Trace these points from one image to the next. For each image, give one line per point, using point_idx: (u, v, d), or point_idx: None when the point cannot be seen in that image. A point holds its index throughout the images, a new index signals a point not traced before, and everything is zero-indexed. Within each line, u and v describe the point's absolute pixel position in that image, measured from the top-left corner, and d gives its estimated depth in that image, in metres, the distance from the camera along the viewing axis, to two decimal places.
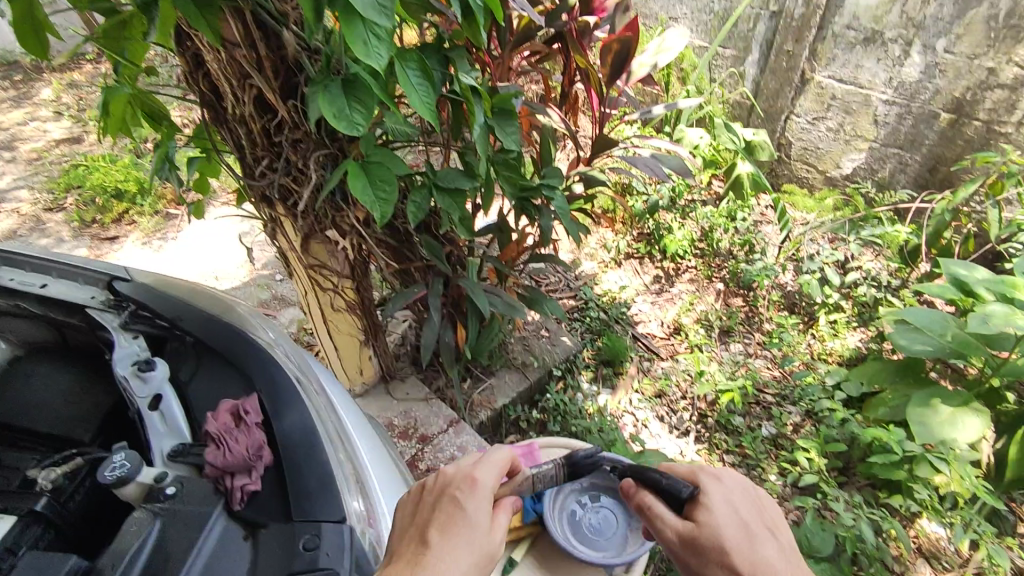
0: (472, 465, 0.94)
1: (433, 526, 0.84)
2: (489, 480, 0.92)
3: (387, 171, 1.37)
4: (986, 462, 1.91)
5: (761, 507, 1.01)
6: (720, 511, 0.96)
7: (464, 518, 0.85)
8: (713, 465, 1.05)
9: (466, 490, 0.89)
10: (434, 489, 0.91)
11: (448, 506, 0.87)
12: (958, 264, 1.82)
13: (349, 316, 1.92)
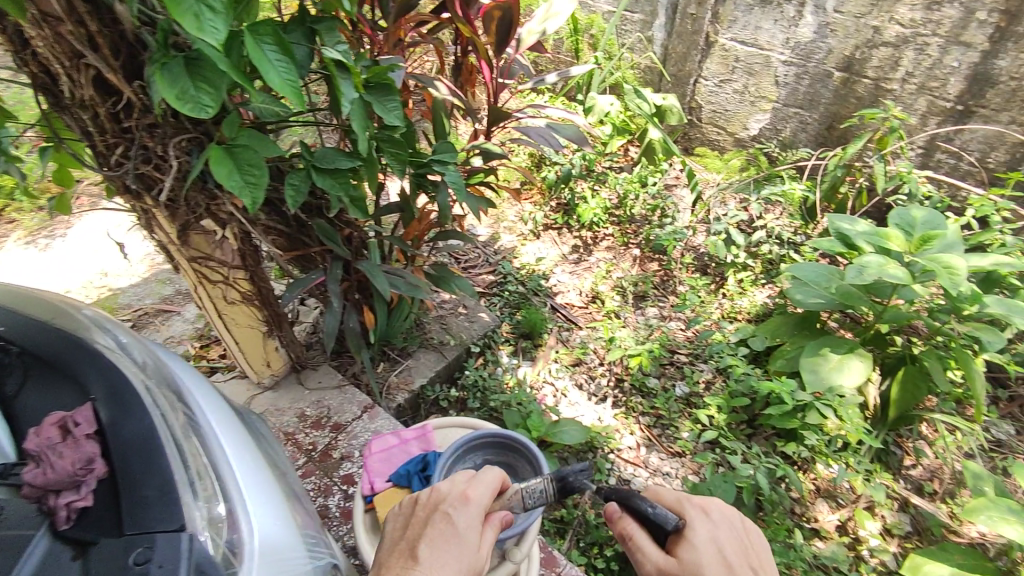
0: (464, 483, 1.05)
1: (424, 542, 0.96)
2: (479, 498, 1.03)
3: (255, 155, 1.27)
4: (873, 404, 2.07)
5: (747, 544, 1.07)
6: (704, 547, 1.03)
7: (455, 534, 0.97)
8: (703, 497, 1.12)
9: (456, 508, 1.00)
10: (428, 504, 1.03)
11: (440, 522, 0.99)
12: (844, 219, 1.93)
13: (247, 308, 1.84)
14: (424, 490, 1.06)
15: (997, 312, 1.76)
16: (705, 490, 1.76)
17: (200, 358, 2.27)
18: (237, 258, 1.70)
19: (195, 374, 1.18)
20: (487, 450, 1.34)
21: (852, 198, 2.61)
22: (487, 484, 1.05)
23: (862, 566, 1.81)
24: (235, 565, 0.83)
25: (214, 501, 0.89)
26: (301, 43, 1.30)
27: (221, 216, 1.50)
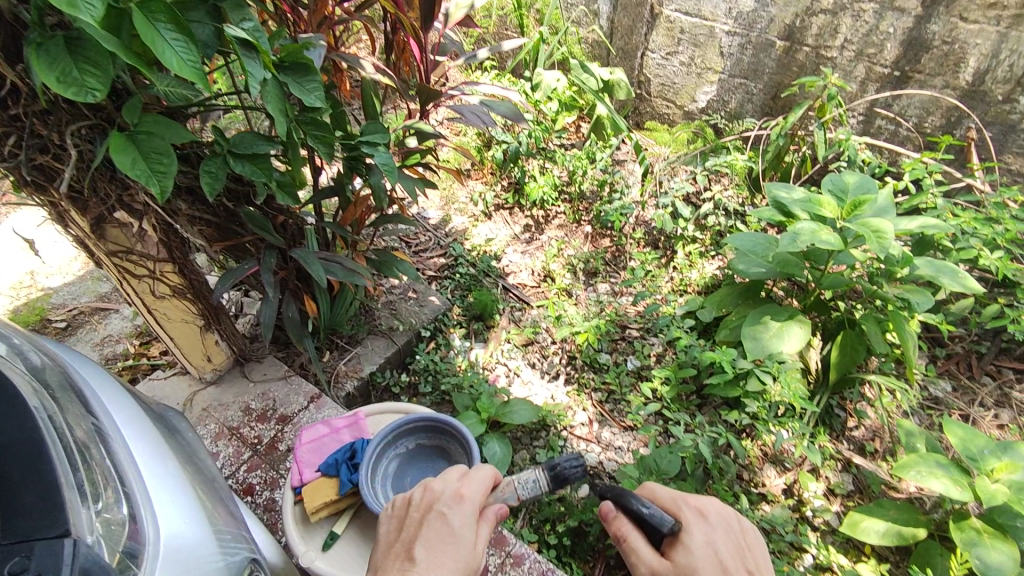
0: (457, 483, 1.09)
1: (421, 543, 0.99)
2: (473, 497, 1.07)
3: (160, 141, 1.16)
4: (815, 369, 2.12)
5: (739, 546, 1.10)
6: (699, 550, 1.05)
7: (450, 532, 1.01)
8: (697, 500, 1.15)
9: (452, 509, 1.04)
10: (422, 505, 1.06)
11: (436, 521, 1.02)
12: (780, 187, 1.99)
13: (180, 302, 1.74)
14: (417, 491, 1.09)
15: (927, 274, 1.84)
16: (652, 462, 1.77)
17: (139, 356, 2.19)
18: (162, 250, 1.60)
19: (108, 381, 1.16)
20: (417, 435, 1.46)
21: (797, 166, 2.65)
22: (479, 484, 1.09)
23: (806, 526, 1.85)
24: (132, 567, 0.80)
25: (113, 503, 0.87)
26: (204, 20, 1.15)
27: (136, 206, 1.41)
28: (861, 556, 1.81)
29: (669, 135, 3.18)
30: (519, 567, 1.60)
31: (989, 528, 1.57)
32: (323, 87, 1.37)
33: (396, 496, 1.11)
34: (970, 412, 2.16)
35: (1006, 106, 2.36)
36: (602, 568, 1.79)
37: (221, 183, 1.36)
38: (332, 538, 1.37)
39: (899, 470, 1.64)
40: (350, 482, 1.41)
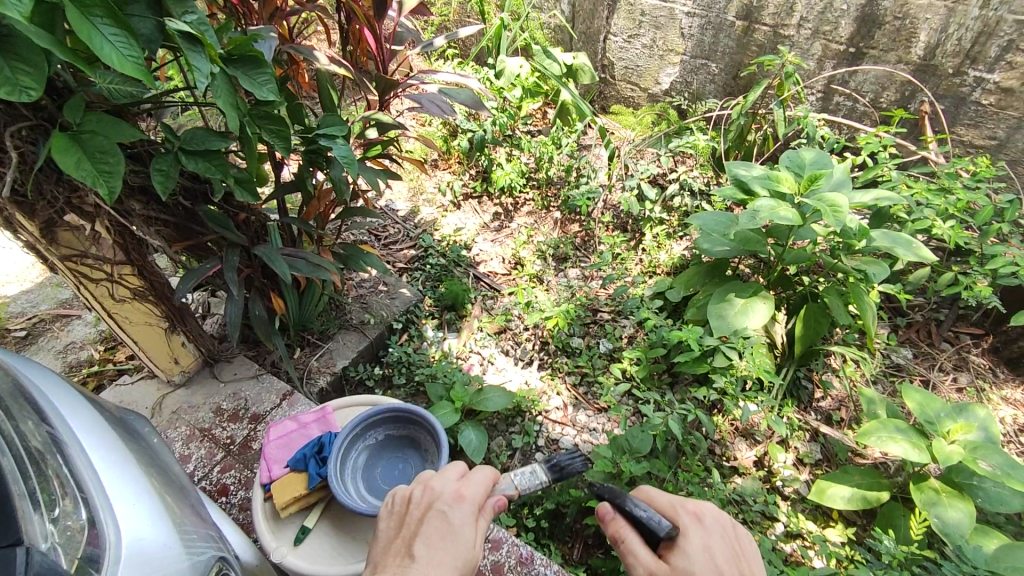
0: (458, 483, 1.07)
1: (421, 540, 0.97)
2: (473, 497, 1.05)
3: (106, 140, 1.11)
4: (780, 343, 2.17)
5: (743, 554, 1.01)
6: (697, 556, 0.97)
7: (450, 530, 0.98)
8: (697, 504, 1.07)
9: (452, 507, 1.02)
10: (421, 504, 1.04)
11: (436, 519, 1.00)
12: (740, 165, 2.01)
13: (141, 305, 1.70)
14: (416, 489, 1.07)
15: (884, 245, 1.88)
16: (624, 442, 1.79)
17: (105, 362, 2.15)
18: (118, 253, 1.56)
19: (67, 390, 1.14)
20: (386, 426, 1.48)
21: (757, 144, 2.72)
22: (479, 485, 1.07)
23: (776, 496, 1.90)
24: (91, 572, 0.79)
25: (69, 510, 0.85)
26: (144, 13, 1.06)
27: (87, 208, 1.37)
28: (830, 522, 1.86)
29: (635, 117, 3.16)
30: (498, 552, 1.62)
31: (946, 487, 1.63)
32: (275, 80, 1.30)
33: (393, 494, 1.09)
34: (930, 377, 2.23)
35: (956, 79, 2.41)
36: (581, 548, 1.82)
37: (173, 181, 1.32)
38: (304, 532, 1.38)
39: (861, 436, 1.68)
40: (318, 476, 1.43)
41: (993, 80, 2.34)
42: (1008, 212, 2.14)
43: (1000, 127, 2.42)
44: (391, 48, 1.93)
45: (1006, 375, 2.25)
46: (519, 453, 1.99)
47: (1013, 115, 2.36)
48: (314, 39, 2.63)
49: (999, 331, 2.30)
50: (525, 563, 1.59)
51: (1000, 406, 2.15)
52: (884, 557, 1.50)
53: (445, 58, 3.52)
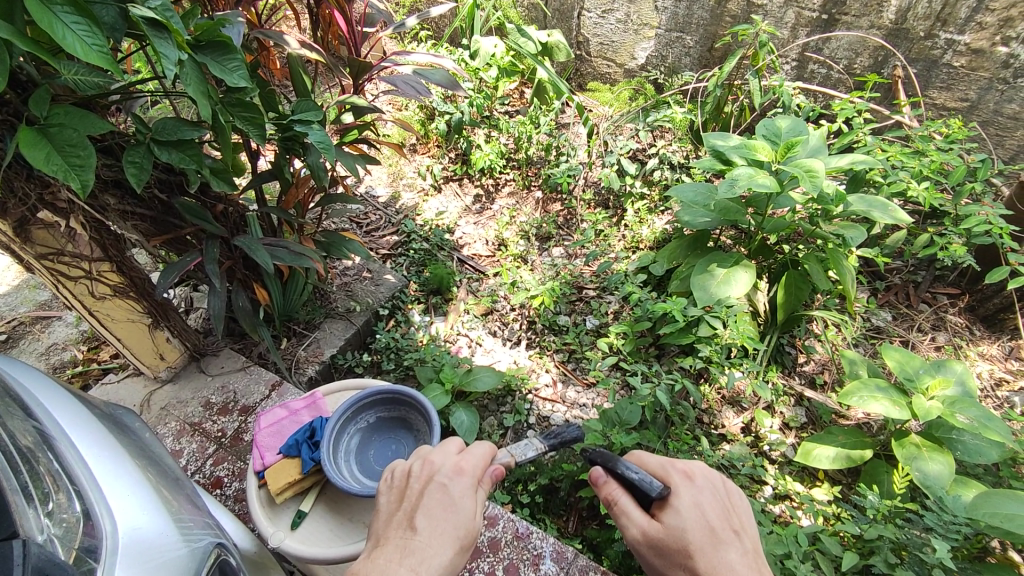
0: (457, 456, 1.07)
1: (422, 512, 0.98)
2: (472, 470, 1.05)
3: (74, 133, 1.07)
4: (763, 310, 2.21)
5: (732, 508, 1.03)
6: (688, 513, 0.99)
7: (450, 503, 0.99)
8: (687, 463, 1.08)
9: (452, 480, 1.03)
10: (421, 478, 1.04)
11: (437, 491, 1.01)
12: (718, 136, 2.03)
13: (122, 301, 1.68)
14: (416, 464, 1.07)
15: (860, 209, 1.91)
16: (614, 414, 1.81)
17: (89, 361, 2.13)
18: (95, 249, 1.53)
19: (53, 388, 1.13)
20: (377, 408, 1.48)
21: (735, 115, 2.70)
22: (478, 458, 1.07)
23: (764, 460, 1.94)
24: (90, 562, 0.79)
25: (63, 504, 0.85)
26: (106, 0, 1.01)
27: (60, 204, 1.35)
28: (817, 481, 1.91)
29: (611, 93, 3.17)
30: (494, 528, 1.64)
31: (927, 441, 1.68)
32: (246, 66, 1.26)
33: (394, 469, 1.10)
34: (909, 338, 2.28)
35: (928, 41, 2.44)
36: (576, 520, 1.85)
37: (148, 173, 1.28)
38: (300, 517, 1.40)
39: (843, 397, 1.72)
40: (312, 460, 1.45)
41: (962, 42, 2.36)
42: (980, 171, 2.18)
43: (970, 88, 2.45)
44: (362, 31, 1.90)
45: (982, 332, 2.31)
46: (511, 431, 2.01)
47: (983, 76, 2.38)
48: (284, 25, 2.59)
49: (975, 290, 2.35)
50: (521, 538, 1.62)
51: (976, 361, 2.21)
52: (870, 511, 1.55)
53: (419, 41, 3.48)
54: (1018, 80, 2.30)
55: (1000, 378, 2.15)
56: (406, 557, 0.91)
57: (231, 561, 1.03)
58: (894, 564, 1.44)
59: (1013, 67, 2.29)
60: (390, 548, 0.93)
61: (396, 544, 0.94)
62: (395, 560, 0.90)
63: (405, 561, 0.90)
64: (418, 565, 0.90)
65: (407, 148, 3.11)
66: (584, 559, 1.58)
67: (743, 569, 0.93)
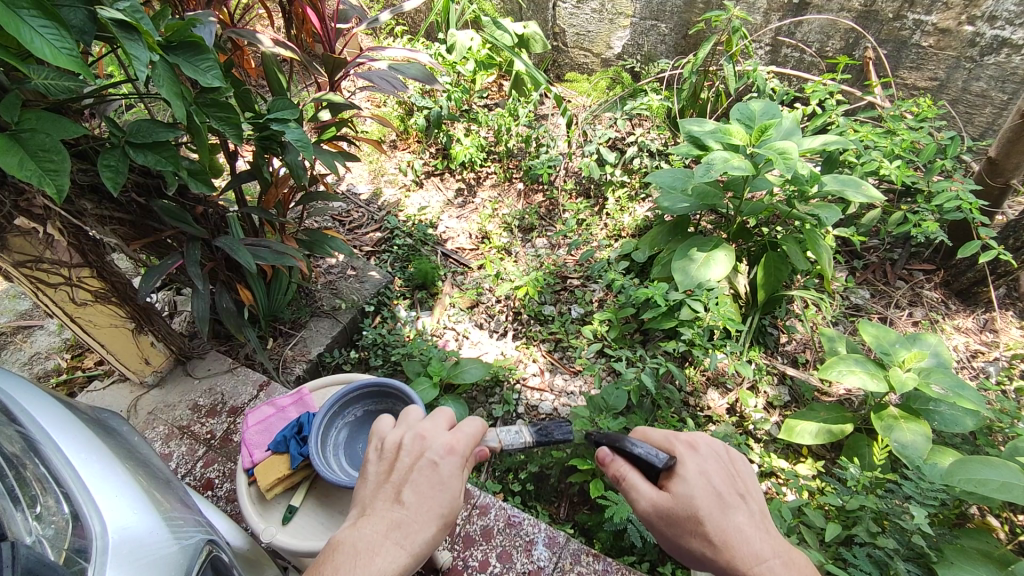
0: (450, 434, 1.06)
1: (410, 488, 0.99)
2: (462, 450, 1.05)
3: (48, 138, 1.05)
4: (744, 292, 2.24)
5: (736, 473, 1.04)
6: (695, 481, 1.00)
7: (438, 481, 1.00)
8: (690, 434, 1.09)
9: (443, 459, 1.02)
10: (412, 453, 1.04)
11: (426, 469, 1.01)
12: (693, 121, 2.06)
13: (104, 307, 1.67)
14: (407, 437, 1.06)
15: (834, 189, 1.94)
16: (600, 399, 1.83)
17: (73, 369, 2.12)
18: (75, 255, 1.52)
19: (38, 394, 1.13)
20: (365, 401, 1.49)
21: (711, 101, 2.73)
22: (469, 438, 1.06)
23: (749, 439, 1.98)
24: (80, 562, 0.79)
25: (51, 507, 0.86)
26: (74, 3, 1.00)
27: (36, 210, 1.33)
28: (801, 458, 1.95)
29: (588, 83, 3.20)
30: (486, 517, 1.66)
31: (904, 414, 1.73)
32: (219, 66, 1.25)
33: (384, 438, 1.09)
34: (887, 314, 2.33)
35: (897, 22, 2.48)
36: (567, 506, 1.87)
37: (125, 176, 1.26)
38: (290, 512, 1.41)
39: (823, 372, 1.76)
40: (301, 456, 1.47)
41: (930, 23, 2.41)
42: (950, 149, 2.23)
43: (939, 67, 2.49)
44: (336, 27, 1.90)
45: (957, 306, 2.36)
46: (500, 421, 2.03)
47: (950, 55, 2.43)
48: (257, 24, 2.57)
49: (949, 265, 2.40)
50: (513, 526, 1.64)
51: (952, 335, 2.26)
52: (851, 482, 1.59)
53: (395, 36, 3.47)
54: (984, 58, 2.36)
55: (975, 349, 2.21)
56: (392, 531, 0.93)
57: (223, 557, 1.04)
58: (875, 533, 1.47)
59: (979, 45, 2.35)
60: (377, 520, 0.95)
61: (381, 517, 0.95)
62: (380, 533, 0.93)
63: (389, 537, 0.93)
64: (403, 540, 0.93)
65: (387, 144, 3.12)
66: (575, 543, 1.61)
67: (751, 531, 0.95)
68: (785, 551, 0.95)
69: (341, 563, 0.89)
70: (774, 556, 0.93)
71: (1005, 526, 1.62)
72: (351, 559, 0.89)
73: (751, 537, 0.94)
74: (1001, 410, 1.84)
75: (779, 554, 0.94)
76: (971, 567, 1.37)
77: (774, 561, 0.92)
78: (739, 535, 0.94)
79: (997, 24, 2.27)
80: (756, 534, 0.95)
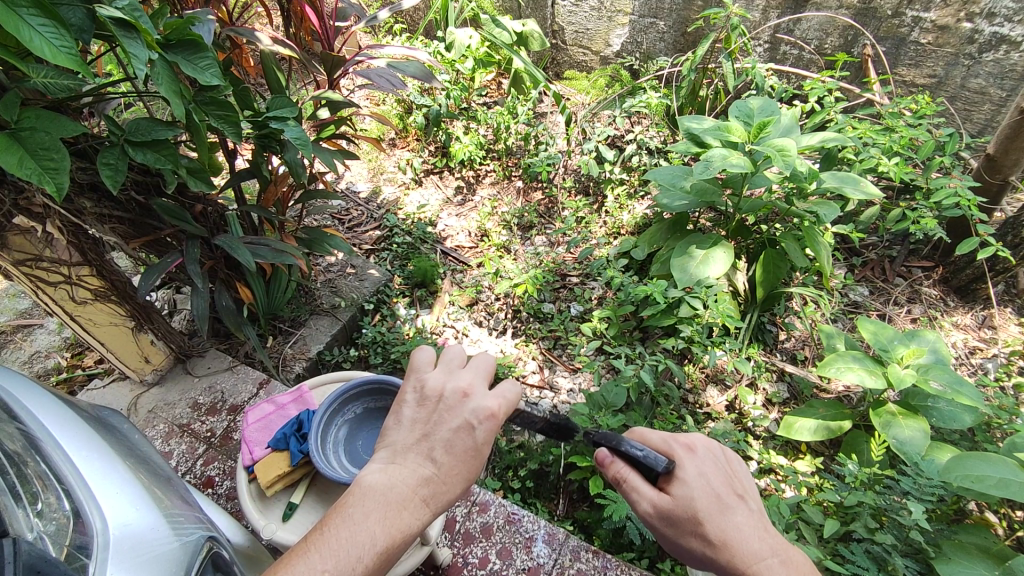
0: (494, 397, 0.94)
1: (445, 445, 0.89)
2: (502, 416, 0.93)
3: (47, 136, 1.05)
4: (743, 289, 2.24)
5: (734, 474, 1.03)
6: (695, 482, 0.98)
7: (473, 445, 0.90)
8: (688, 437, 1.07)
9: (482, 424, 0.91)
10: (452, 408, 0.92)
11: (463, 430, 0.90)
12: (691, 118, 2.06)
13: (104, 306, 1.67)
14: (449, 387, 0.94)
15: (832, 186, 1.94)
16: (600, 397, 1.83)
17: (73, 368, 2.12)
18: (74, 253, 1.52)
19: (38, 392, 1.13)
20: (364, 399, 1.48)
21: (710, 98, 2.74)
22: (510, 404, 0.95)
23: (749, 436, 1.98)
24: (82, 558, 0.80)
25: (52, 503, 0.86)
26: (73, 2, 1.00)
27: (35, 209, 1.33)
28: (799, 454, 1.96)
29: (588, 81, 3.25)
30: (486, 514, 1.66)
31: (903, 410, 1.73)
32: (218, 64, 1.24)
33: (423, 382, 0.97)
34: (886, 311, 2.34)
35: (896, 20, 2.49)
36: (566, 503, 1.86)
37: (124, 175, 1.26)
38: (291, 508, 1.42)
39: (821, 369, 1.76)
40: (300, 453, 1.47)
41: (929, 19, 2.41)
42: (948, 145, 2.24)
43: (938, 64, 2.49)
44: (334, 25, 1.89)
45: (956, 303, 2.37)
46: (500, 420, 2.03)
47: (948, 52, 2.44)
48: (256, 23, 2.57)
49: (948, 262, 2.41)
50: (513, 522, 1.64)
51: (951, 331, 2.27)
52: (849, 479, 1.60)
53: (393, 34, 3.48)
54: (983, 55, 2.36)
55: (974, 346, 2.21)
56: (422, 486, 0.85)
57: (223, 553, 1.04)
58: (873, 529, 1.48)
59: (978, 42, 2.35)
60: (406, 471, 0.86)
61: (412, 470, 0.86)
62: (408, 487, 0.85)
63: (417, 493, 0.84)
64: (431, 498, 0.85)
65: (387, 143, 3.12)
66: (575, 540, 1.61)
67: (750, 531, 0.95)
68: (783, 550, 0.95)
69: (366, 514, 0.81)
70: (772, 555, 0.93)
71: (1004, 522, 1.62)
72: (376, 512, 0.82)
73: (749, 537, 0.94)
74: (1000, 406, 1.84)
75: (777, 552, 0.94)
76: (968, 563, 1.37)
77: (772, 560, 0.93)
78: (738, 535, 0.94)
79: (996, 21, 2.27)
80: (755, 534, 0.95)
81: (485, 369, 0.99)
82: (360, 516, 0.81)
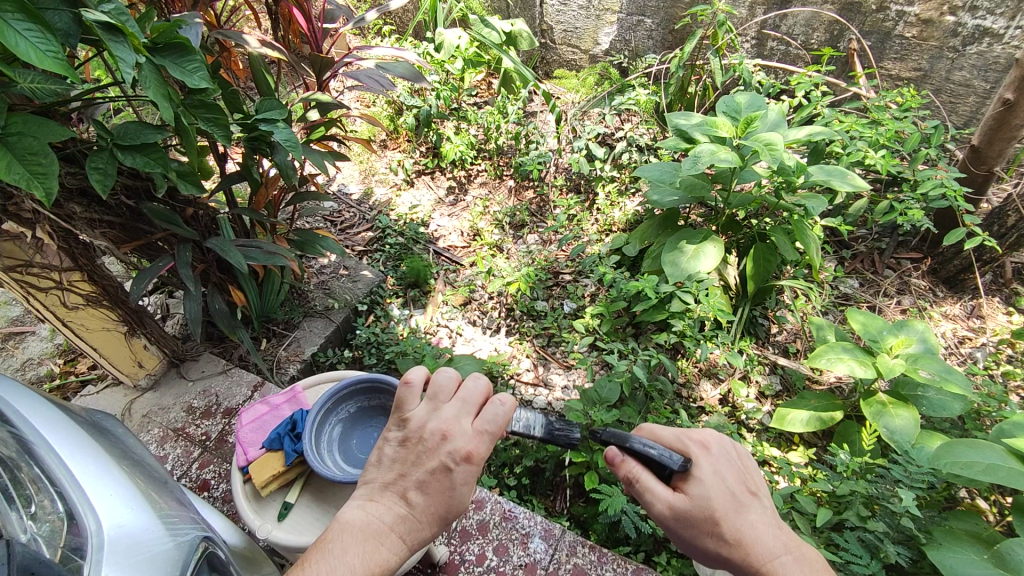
0: (474, 436, 0.94)
1: (420, 488, 0.91)
2: (482, 456, 0.93)
3: (34, 141, 1.05)
4: (734, 283, 2.26)
5: (746, 470, 1.04)
6: (710, 482, 0.98)
7: (450, 486, 0.91)
8: (700, 431, 1.07)
9: (459, 466, 0.91)
10: (430, 449, 0.93)
11: (440, 473, 0.91)
12: (680, 114, 2.10)
13: (96, 311, 1.67)
14: (431, 427, 0.95)
15: (820, 179, 1.96)
16: (593, 392, 1.82)
17: (67, 374, 2.12)
18: (65, 259, 1.52)
19: (33, 397, 1.13)
20: (358, 398, 1.48)
21: (699, 95, 2.76)
22: (490, 443, 0.95)
23: (742, 429, 2.00)
24: (77, 560, 0.80)
25: (46, 506, 0.87)
26: (59, 7, 1.01)
27: (25, 214, 1.34)
28: (793, 446, 1.99)
29: (577, 80, 3.26)
30: (482, 511, 1.67)
31: (893, 399, 1.75)
32: (206, 66, 1.24)
33: (407, 418, 0.99)
34: (876, 303, 2.35)
35: (880, 14, 2.51)
36: (563, 499, 1.87)
37: (113, 178, 1.26)
38: (287, 508, 1.42)
39: (812, 360, 1.78)
40: (296, 453, 1.48)
41: (912, 13, 2.44)
42: (934, 137, 2.27)
43: (923, 58, 2.52)
44: (323, 27, 1.89)
45: (944, 293, 2.39)
46: None
47: (933, 46, 2.47)
48: (245, 26, 2.57)
49: (936, 253, 2.44)
50: (509, 519, 1.65)
51: (940, 322, 2.29)
52: (840, 468, 1.62)
53: (383, 36, 3.49)
54: (967, 48, 2.40)
55: (963, 336, 2.24)
56: (398, 523, 0.89)
57: (219, 554, 1.04)
58: (865, 518, 1.49)
59: (961, 36, 2.39)
60: (384, 508, 0.90)
61: (388, 508, 0.90)
62: (385, 524, 0.88)
63: (393, 530, 0.88)
64: (407, 534, 0.89)
65: (378, 144, 3.12)
66: (572, 534, 1.62)
67: (764, 529, 0.97)
68: (796, 547, 0.97)
69: (344, 549, 0.85)
70: (785, 552, 0.95)
71: (994, 508, 1.65)
72: (353, 546, 0.85)
73: (763, 535, 0.96)
74: (989, 394, 1.87)
75: (790, 550, 0.96)
76: (957, 547, 1.39)
77: (786, 558, 0.94)
78: (753, 533, 0.95)
79: (979, 14, 2.31)
80: (768, 531, 0.97)
81: (475, 399, 0.99)
82: (339, 551, 0.85)
